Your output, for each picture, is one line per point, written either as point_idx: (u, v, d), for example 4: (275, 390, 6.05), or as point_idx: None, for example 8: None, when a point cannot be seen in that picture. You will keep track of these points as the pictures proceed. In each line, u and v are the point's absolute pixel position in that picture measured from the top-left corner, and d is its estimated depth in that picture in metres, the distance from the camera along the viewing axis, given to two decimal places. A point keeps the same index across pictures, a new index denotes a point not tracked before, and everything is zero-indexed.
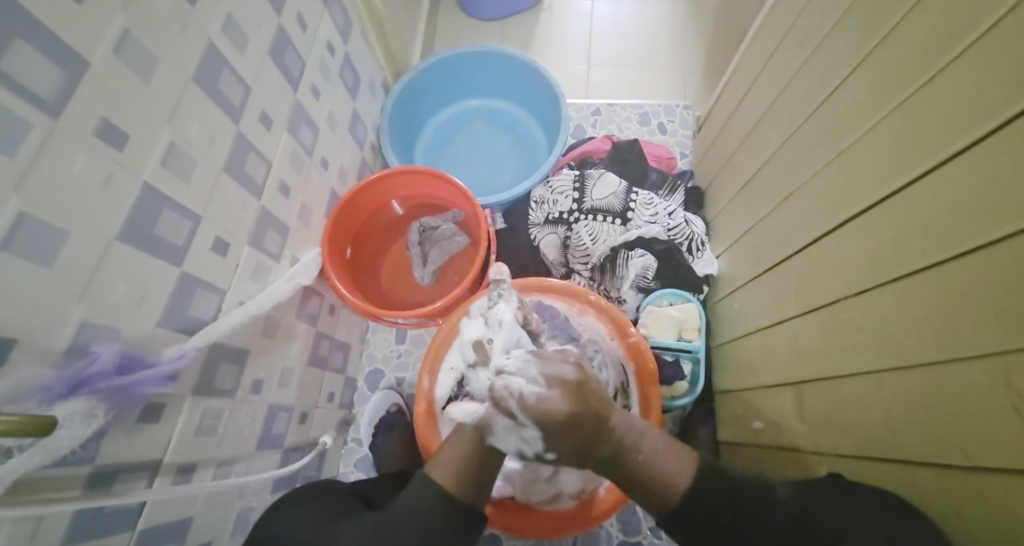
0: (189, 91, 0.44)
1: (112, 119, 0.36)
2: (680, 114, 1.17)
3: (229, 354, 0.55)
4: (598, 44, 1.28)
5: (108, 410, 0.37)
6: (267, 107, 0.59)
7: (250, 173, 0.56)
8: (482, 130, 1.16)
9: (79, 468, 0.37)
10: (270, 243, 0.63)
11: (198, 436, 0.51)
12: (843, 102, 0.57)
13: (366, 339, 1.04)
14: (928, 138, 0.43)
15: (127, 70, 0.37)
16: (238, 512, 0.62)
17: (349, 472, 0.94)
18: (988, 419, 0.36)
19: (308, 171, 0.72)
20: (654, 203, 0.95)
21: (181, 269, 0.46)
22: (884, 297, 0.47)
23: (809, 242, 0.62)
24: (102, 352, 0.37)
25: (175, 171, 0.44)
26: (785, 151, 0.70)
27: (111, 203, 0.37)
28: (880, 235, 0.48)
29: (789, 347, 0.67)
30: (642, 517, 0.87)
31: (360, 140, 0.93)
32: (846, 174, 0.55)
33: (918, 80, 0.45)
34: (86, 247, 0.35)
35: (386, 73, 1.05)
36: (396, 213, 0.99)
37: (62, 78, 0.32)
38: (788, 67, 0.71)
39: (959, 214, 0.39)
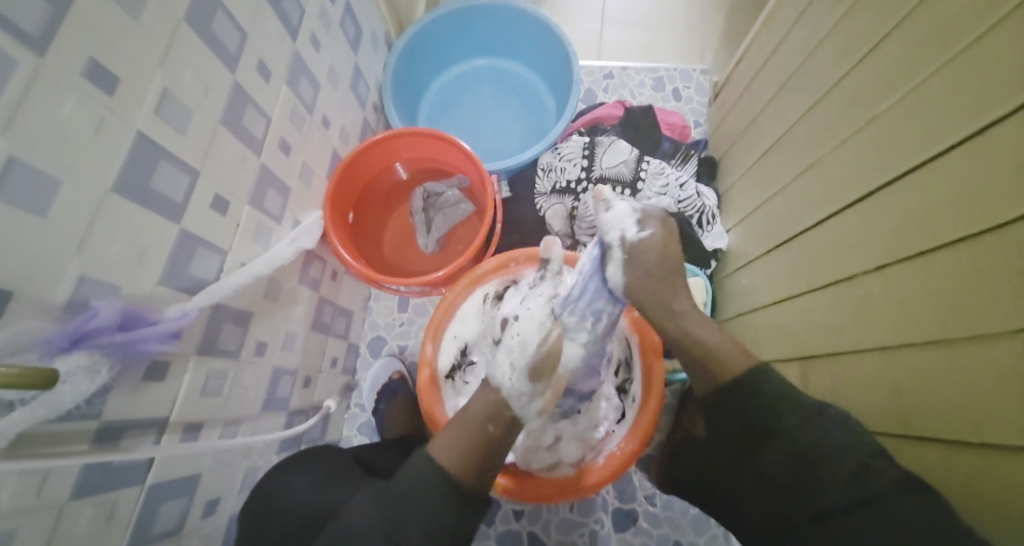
0: (182, 35, 0.42)
1: (101, 59, 0.34)
2: (696, 80, 1.12)
3: (232, 315, 0.54)
4: (612, 3, 1.22)
5: (111, 366, 0.36)
6: (265, 57, 0.56)
7: (249, 128, 0.53)
8: (488, 93, 1.12)
9: (85, 423, 0.37)
10: (271, 203, 0.61)
11: (203, 396, 0.51)
12: (877, 64, 0.54)
13: (369, 306, 1.04)
14: (969, 102, 0.40)
15: (116, 7, 0.35)
16: (244, 471, 0.62)
17: (352, 436, 0.96)
18: (1004, 397, 0.35)
19: (309, 130, 0.70)
20: (665, 173, 0.92)
21: (180, 225, 0.44)
22: (906, 271, 0.46)
23: (829, 214, 0.60)
24: (103, 307, 0.36)
25: (170, 121, 0.42)
26: (810, 118, 0.68)
27: (105, 152, 0.35)
28: (908, 206, 0.47)
29: (799, 322, 0.66)
30: (638, 486, 0.88)
31: (362, 100, 0.90)
32: (875, 142, 0.53)
33: (963, 39, 0.42)
34: (81, 198, 0.34)
35: (389, 29, 1.00)
36: (400, 177, 0.97)
37: (48, 11, 0.30)
38: (819, 27, 0.67)
39: (996, 184, 0.37)
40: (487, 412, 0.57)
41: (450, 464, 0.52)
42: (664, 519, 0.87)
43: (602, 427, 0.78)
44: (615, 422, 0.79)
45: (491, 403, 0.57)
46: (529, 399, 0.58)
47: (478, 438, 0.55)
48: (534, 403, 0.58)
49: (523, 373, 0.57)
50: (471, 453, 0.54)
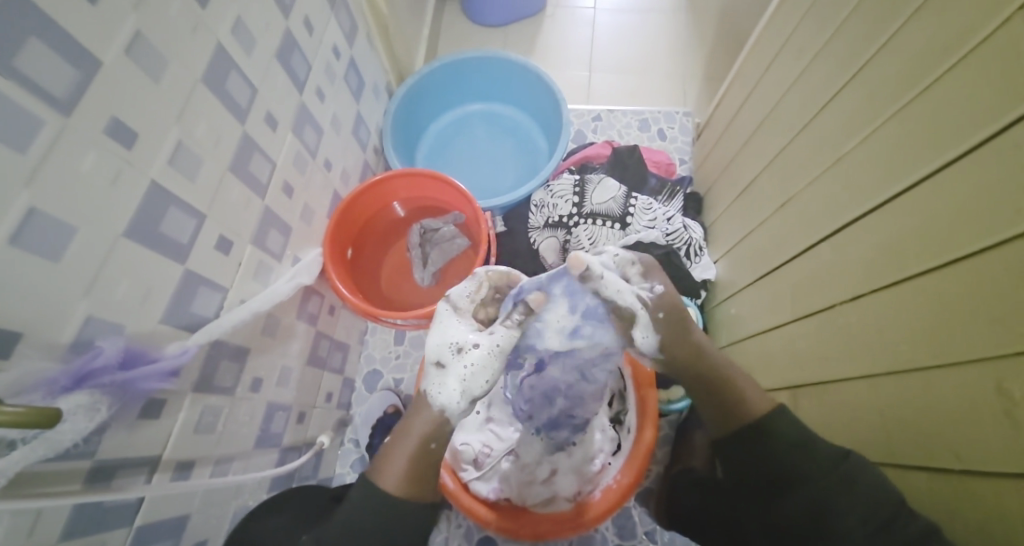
0: (197, 92, 0.45)
1: (122, 117, 0.37)
2: (680, 121, 1.18)
3: (229, 351, 0.55)
4: (599, 51, 1.29)
5: (111, 405, 0.37)
6: (273, 108, 0.59)
7: (254, 173, 0.56)
8: (483, 134, 1.17)
9: (80, 462, 0.38)
10: (272, 242, 0.63)
11: (197, 433, 0.51)
12: (839, 111, 0.58)
13: (364, 339, 1.05)
14: (924, 146, 0.44)
15: (137, 70, 0.38)
16: (234, 510, 0.62)
17: (345, 473, 0.94)
18: (979, 422, 0.37)
19: (312, 172, 0.73)
20: (653, 209, 0.96)
21: (184, 266, 0.46)
22: (879, 303, 0.48)
23: (806, 248, 0.63)
24: (107, 346, 0.37)
25: (182, 169, 0.44)
26: (783, 158, 0.71)
27: (118, 200, 0.38)
28: (876, 242, 0.49)
29: (784, 352, 0.67)
30: (638, 522, 0.87)
31: (363, 143, 0.94)
32: (842, 182, 0.56)
33: (914, 89, 0.45)
34: (94, 244, 0.36)
35: (390, 76, 1.06)
36: (397, 214, 1.00)
37: (74, 77, 0.33)
38: (787, 75, 0.72)
39: (956, 221, 0.39)
40: (429, 431, 0.54)
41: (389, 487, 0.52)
42: None
43: (597, 459, 0.78)
44: (611, 454, 0.79)
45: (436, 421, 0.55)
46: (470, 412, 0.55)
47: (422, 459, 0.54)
48: None
49: (477, 396, 0.53)
50: (413, 475, 0.53)
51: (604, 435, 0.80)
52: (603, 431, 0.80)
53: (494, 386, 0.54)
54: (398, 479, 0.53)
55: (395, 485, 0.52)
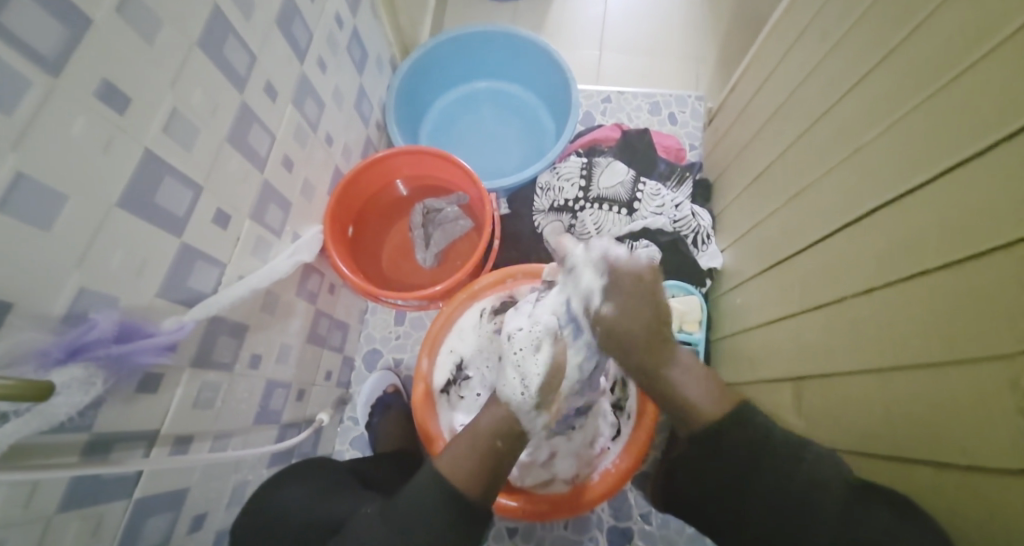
0: (193, 58, 0.43)
1: (113, 80, 0.35)
2: (691, 105, 1.15)
3: (228, 327, 0.55)
4: (610, 30, 1.25)
5: (106, 379, 0.37)
6: (273, 78, 0.57)
7: (253, 145, 0.55)
8: (489, 113, 1.14)
9: (76, 435, 0.37)
10: (272, 217, 0.62)
11: (195, 409, 0.51)
12: (862, 98, 0.55)
13: (365, 318, 1.04)
14: (949, 137, 0.42)
15: (130, 31, 0.36)
16: (233, 484, 0.62)
17: (344, 450, 0.95)
18: (991, 421, 0.36)
19: (313, 146, 0.71)
20: (661, 194, 0.94)
21: (181, 239, 0.45)
22: (893, 297, 0.47)
23: (819, 240, 0.61)
24: (101, 319, 0.37)
25: (177, 138, 0.43)
26: (799, 146, 0.69)
27: (110, 167, 0.36)
28: (894, 234, 0.48)
29: (790, 344, 0.66)
30: (633, 505, 0.88)
31: (365, 118, 0.92)
32: (861, 172, 0.54)
33: (943, 77, 0.43)
34: (86, 213, 0.35)
35: (394, 50, 1.03)
36: (400, 193, 0.98)
37: (63, 35, 0.31)
38: (808, 59, 0.69)
39: (978, 215, 0.37)
40: (494, 428, 0.59)
41: (454, 478, 0.54)
42: (659, 539, 0.86)
43: (597, 443, 0.77)
44: (610, 439, 0.78)
45: (498, 421, 0.59)
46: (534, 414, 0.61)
47: (491, 453, 0.57)
48: (540, 417, 0.61)
49: (536, 391, 0.60)
50: (477, 471, 0.56)
51: (604, 420, 0.79)
52: (604, 416, 0.79)
53: (552, 384, 0.61)
54: (459, 469, 0.55)
55: (458, 476, 0.54)
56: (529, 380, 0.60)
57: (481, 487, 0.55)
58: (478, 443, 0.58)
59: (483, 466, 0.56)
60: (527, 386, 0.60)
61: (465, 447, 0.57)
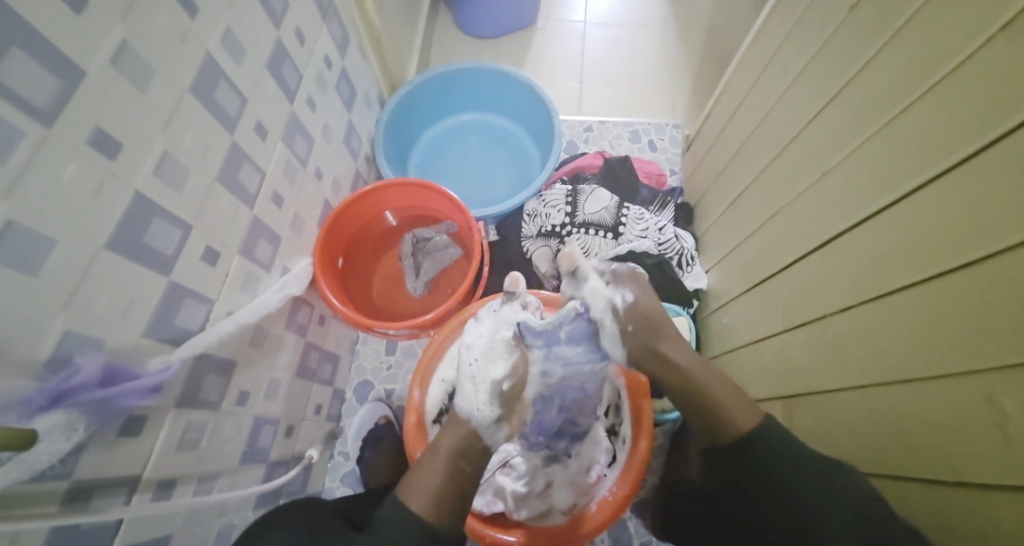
0: (185, 101, 0.44)
1: (106, 127, 0.36)
2: (670, 132, 1.19)
3: (215, 365, 0.54)
4: (590, 63, 1.30)
5: (89, 424, 0.36)
6: (264, 118, 0.59)
7: (243, 183, 0.55)
8: (475, 144, 1.17)
9: (56, 483, 0.36)
10: (261, 252, 0.62)
11: (180, 450, 0.50)
12: (825, 125, 0.58)
13: (355, 350, 1.03)
14: (907, 161, 0.44)
15: (123, 79, 0.37)
16: (219, 528, 0.60)
17: (334, 487, 0.92)
18: (970, 434, 0.37)
19: (302, 181, 0.72)
20: (645, 218, 0.96)
21: (170, 278, 0.45)
22: (868, 315, 0.48)
23: (795, 260, 0.63)
24: (86, 363, 0.36)
25: (168, 179, 0.43)
26: (770, 170, 0.72)
27: (99, 211, 0.37)
28: (865, 253, 0.49)
29: (777, 362, 0.67)
30: (633, 533, 0.86)
31: (354, 151, 0.93)
32: (830, 194, 0.56)
33: (897, 106, 0.46)
34: (73, 257, 0.35)
35: (382, 86, 1.06)
36: (388, 223, 0.99)
37: (57, 86, 0.32)
38: (773, 88, 0.73)
39: (940, 236, 0.39)
40: (458, 449, 0.56)
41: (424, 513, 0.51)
42: None
43: (593, 470, 0.77)
44: (607, 465, 0.78)
45: (461, 441, 0.57)
46: (496, 429, 0.58)
47: (454, 477, 0.55)
48: (501, 430, 0.59)
49: (495, 404, 0.57)
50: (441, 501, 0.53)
51: (600, 446, 0.80)
52: (600, 443, 0.80)
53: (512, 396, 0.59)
54: (429, 503, 0.52)
55: (425, 509, 0.52)
56: (486, 390, 0.57)
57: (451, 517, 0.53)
58: (443, 470, 0.55)
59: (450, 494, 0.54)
60: (486, 399, 0.57)
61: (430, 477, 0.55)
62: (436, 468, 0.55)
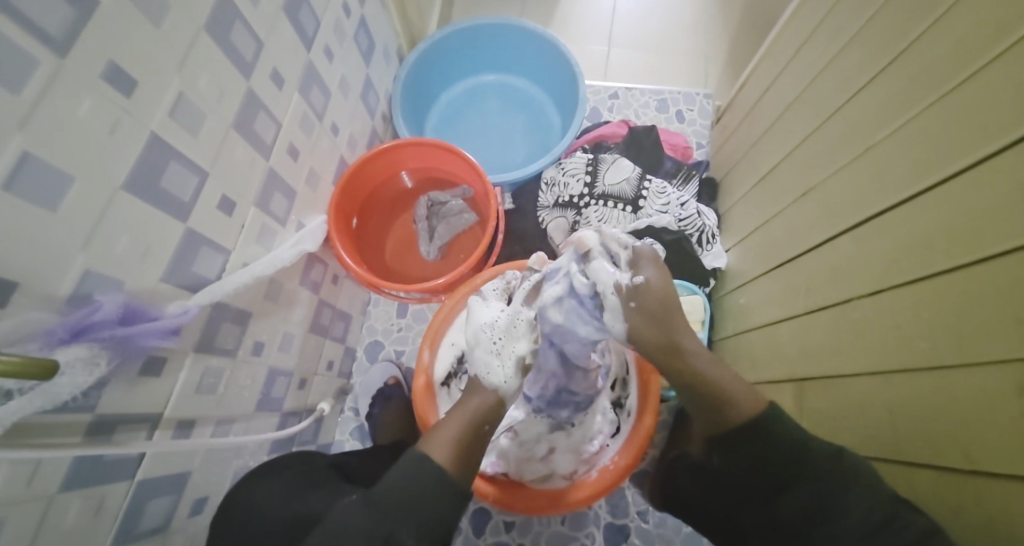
0: (200, 41, 0.43)
1: (120, 63, 0.35)
2: (700, 103, 1.14)
3: (231, 314, 0.55)
4: (620, 25, 1.24)
5: (110, 359, 0.37)
6: (280, 66, 0.57)
7: (259, 132, 0.55)
8: (495, 107, 1.14)
9: (80, 415, 0.38)
10: (277, 206, 0.62)
11: (198, 393, 0.51)
12: (873, 97, 0.55)
13: (367, 311, 1.04)
14: (960, 138, 0.41)
15: (137, 14, 0.36)
16: (234, 470, 0.63)
17: (344, 440, 0.95)
18: (995, 423, 0.35)
19: (318, 136, 0.71)
20: (667, 192, 0.93)
21: (186, 224, 0.45)
22: (897, 300, 0.47)
23: (823, 240, 0.61)
24: (105, 301, 0.37)
25: (183, 122, 0.43)
26: (807, 146, 0.69)
27: (115, 151, 0.36)
28: (902, 236, 0.47)
29: (793, 345, 0.66)
30: (631, 502, 0.88)
31: (371, 110, 0.92)
32: (870, 171, 0.54)
33: (956, 76, 0.43)
34: (91, 195, 0.35)
35: (401, 41, 1.02)
36: (405, 185, 0.98)
37: (71, 15, 0.31)
38: (819, 56, 0.69)
39: (986, 219, 0.37)
40: (484, 412, 0.56)
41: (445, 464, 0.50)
42: (656, 536, 0.86)
43: (596, 440, 0.77)
44: (609, 436, 0.78)
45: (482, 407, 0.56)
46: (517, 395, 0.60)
47: (478, 439, 0.55)
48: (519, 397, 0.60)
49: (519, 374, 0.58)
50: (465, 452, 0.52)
51: (604, 417, 0.79)
52: (603, 414, 0.79)
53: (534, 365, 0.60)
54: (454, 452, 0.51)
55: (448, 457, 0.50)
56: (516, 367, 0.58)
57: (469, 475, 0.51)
58: (467, 425, 0.55)
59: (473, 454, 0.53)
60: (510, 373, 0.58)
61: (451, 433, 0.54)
62: (465, 420, 0.55)
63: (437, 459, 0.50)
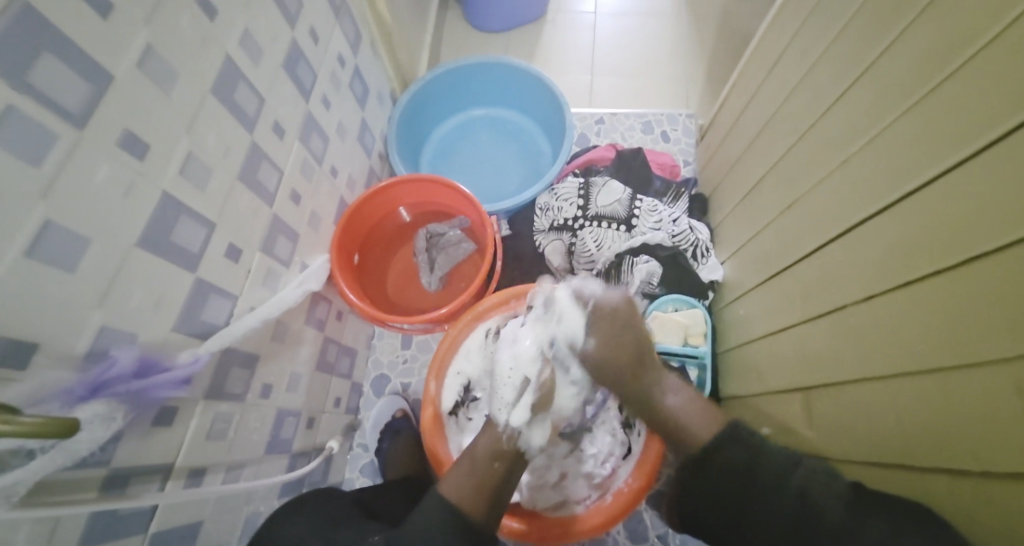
0: (206, 102, 0.46)
1: (133, 129, 0.38)
2: (684, 122, 1.17)
3: (240, 359, 0.56)
4: (601, 54, 1.30)
5: (126, 413, 0.38)
6: (281, 118, 0.60)
7: (262, 181, 0.57)
8: (487, 139, 1.18)
9: (96, 469, 0.38)
10: (280, 249, 0.64)
11: (208, 441, 0.52)
12: (846, 112, 0.57)
13: (372, 344, 1.05)
14: (934, 145, 0.43)
15: (148, 83, 0.39)
16: (245, 516, 0.62)
17: (354, 478, 0.95)
18: (998, 424, 0.36)
19: (318, 179, 0.74)
20: (658, 210, 0.96)
21: (195, 275, 0.47)
22: (891, 305, 0.48)
23: (813, 249, 0.63)
24: (121, 356, 0.38)
25: (192, 179, 0.45)
26: (790, 159, 0.71)
27: (131, 212, 0.38)
28: (887, 240, 0.49)
29: (796, 353, 0.66)
30: (649, 525, 0.87)
31: (368, 149, 0.95)
32: (851, 182, 0.56)
33: (922, 88, 0.45)
34: (105, 255, 0.36)
35: (394, 83, 1.07)
36: (404, 219, 1.00)
37: (89, 90, 0.33)
38: (792, 75, 0.72)
39: (969, 223, 0.38)
40: (491, 449, 0.61)
41: (460, 502, 0.56)
42: None
43: (608, 464, 0.77)
44: (621, 458, 0.78)
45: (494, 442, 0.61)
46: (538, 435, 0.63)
47: (489, 476, 0.59)
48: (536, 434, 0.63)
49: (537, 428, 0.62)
50: (477, 491, 0.57)
51: (614, 438, 0.79)
52: (613, 434, 0.79)
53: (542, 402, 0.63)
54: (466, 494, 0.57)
55: (463, 500, 0.56)
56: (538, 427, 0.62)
57: (484, 509, 0.57)
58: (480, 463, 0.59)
59: (485, 489, 0.58)
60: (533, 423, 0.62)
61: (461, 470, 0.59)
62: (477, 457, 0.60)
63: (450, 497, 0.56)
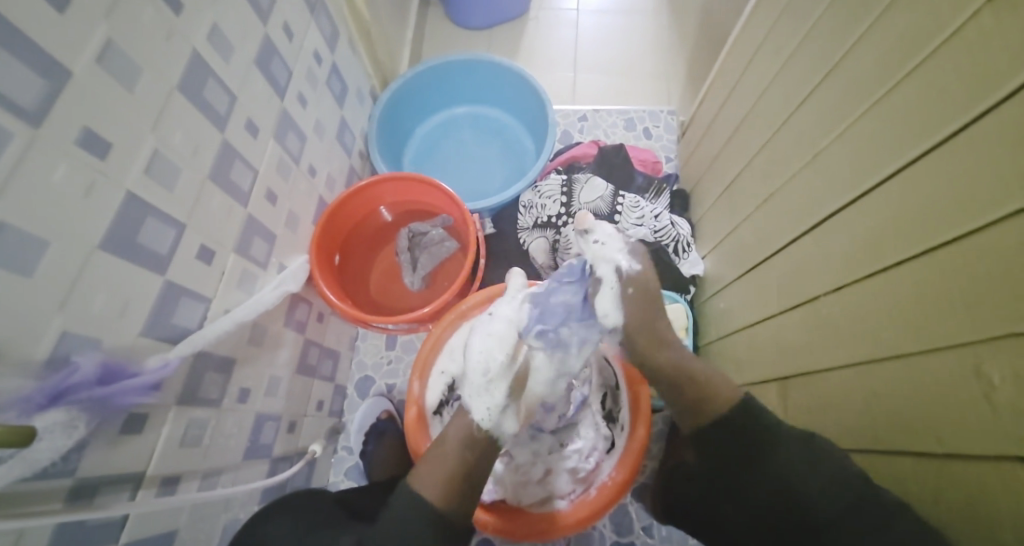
0: (173, 99, 0.45)
1: (93, 127, 0.36)
2: (665, 120, 1.18)
3: (215, 363, 0.55)
4: (583, 52, 1.30)
5: (89, 421, 0.37)
6: (254, 116, 0.59)
7: (236, 180, 0.56)
8: (470, 137, 1.17)
9: (60, 480, 0.37)
10: (257, 250, 0.62)
11: (182, 447, 0.51)
12: (816, 107, 0.58)
13: (356, 345, 1.04)
14: (898, 138, 0.44)
15: (109, 79, 0.37)
16: (224, 524, 0.61)
17: (339, 481, 0.94)
18: (958, 406, 0.37)
19: (295, 178, 0.72)
20: (641, 206, 0.96)
21: (165, 276, 0.45)
22: (857, 294, 0.49)
23: (788, 242, 0.64)
24: (83, 362, 0.37)
25: (159, 178, 0.44)
26: (764, 154, 0.72)
27: (94, 213, 0.37)
28: (855, 232, 0.50)
29: (772, 344, 0.67)
30: (635, 517, 0.87)
31: (348, 148, 0.93)
32: (821, 175, 0.56)
33: (887, 82, 0.46)
34: (65, 257, 0.35)
35: (374, 81, 1.06)
36: (385, 219, 0.99)
37: (45, 87, 0.32)
38: (767, 71, 0.73)
39: (930, 212, 0.39)
40: (464, 439, 0.59)
41: (432, 497, 0.54)
42: None
43: (591, 458, 0.77)
44: (605, 452, 0.77)
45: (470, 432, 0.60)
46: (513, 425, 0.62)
47: (463, 464, 0.57)
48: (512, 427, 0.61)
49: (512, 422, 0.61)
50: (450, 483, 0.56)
51: (597, 432, 0.79)
52: (596, 428, 0.80)
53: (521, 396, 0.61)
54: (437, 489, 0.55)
55: (433, 494, 0.54)
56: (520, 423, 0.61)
57: (456, 500, 0.55)
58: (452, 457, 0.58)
59: (457, 478, 0.56)
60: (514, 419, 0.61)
61: (438, 466, 0.57)
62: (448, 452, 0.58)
63: (421, 491, 0.54)
